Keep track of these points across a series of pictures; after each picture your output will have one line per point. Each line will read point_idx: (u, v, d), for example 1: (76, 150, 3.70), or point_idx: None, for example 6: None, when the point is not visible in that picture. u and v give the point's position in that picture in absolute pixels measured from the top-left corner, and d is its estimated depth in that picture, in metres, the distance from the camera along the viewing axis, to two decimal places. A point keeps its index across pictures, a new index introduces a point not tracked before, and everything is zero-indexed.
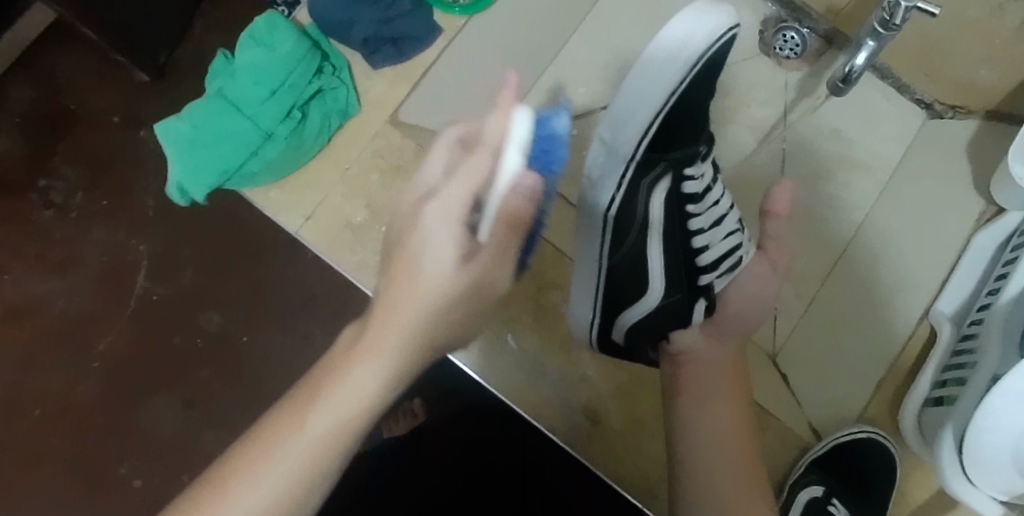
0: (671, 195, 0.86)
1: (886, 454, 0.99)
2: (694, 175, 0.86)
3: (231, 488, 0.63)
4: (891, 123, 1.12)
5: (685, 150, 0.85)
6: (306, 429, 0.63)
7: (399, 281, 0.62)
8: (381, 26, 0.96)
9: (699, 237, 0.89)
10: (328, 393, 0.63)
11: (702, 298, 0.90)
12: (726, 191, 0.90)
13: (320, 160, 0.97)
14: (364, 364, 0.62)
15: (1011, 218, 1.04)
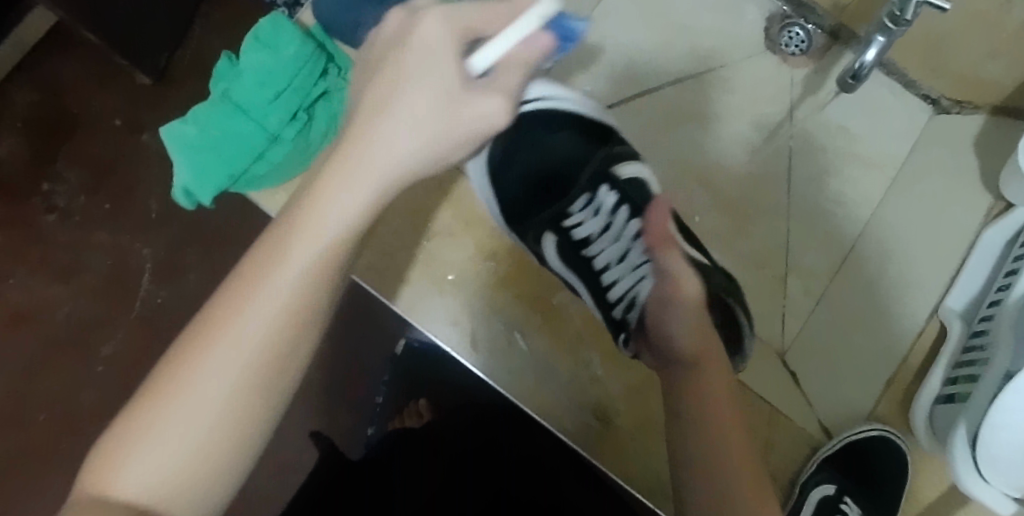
0: (560, 246, 0.94)
1: (899, 451, 0.98)
2: (571, 221, 0.93)
3: (146, 433, 0.57)
4: (897, 120, 1.13)
5: (555, 196, 0.94)
6: (224, 365, 0.58)
7: (323, 186, 0.58)
8: (387, 26, 0.92)
9: (606, 272, 0.94)
10: (236, 321, 0.58)
11: (623, 332, 0.94)
12: (628, 222, 0.93)
13: None
14: (295, 245, 0.57)
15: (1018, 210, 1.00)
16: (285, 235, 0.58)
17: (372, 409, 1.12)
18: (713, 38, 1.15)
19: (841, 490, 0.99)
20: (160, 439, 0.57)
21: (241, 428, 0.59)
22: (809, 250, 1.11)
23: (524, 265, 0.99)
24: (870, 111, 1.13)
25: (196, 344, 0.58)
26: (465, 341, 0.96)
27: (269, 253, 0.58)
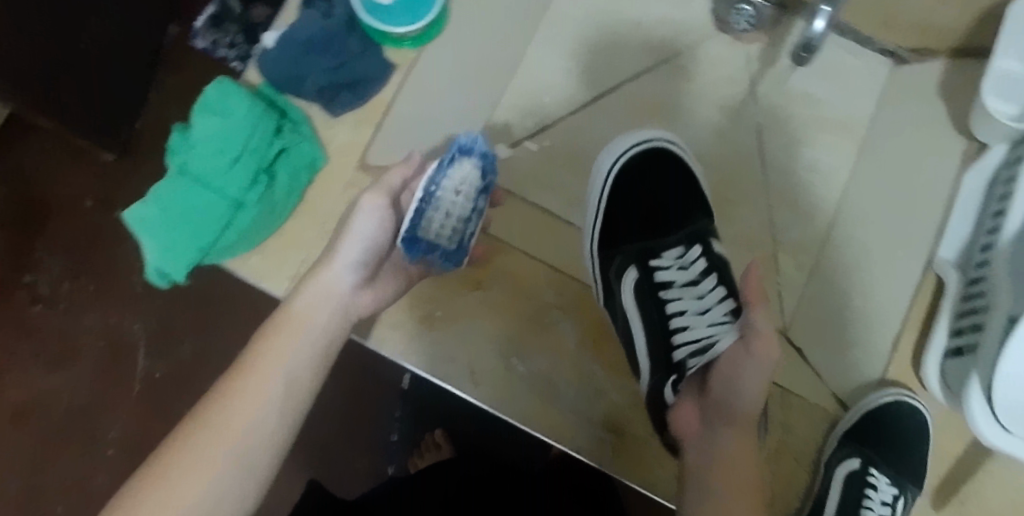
0: (640, 283, 0.99)
1: (918, 412, 0.96)
2: (659, 261, 1.00)
3: (148, 500, 0.71)
4: (858, 80, 1.15)
5: (661, 243, 1.01)
6: (202, 454, 0.72)
7: (302, 318, 0.78)
8: (333, 73, 0.96)
9: (677, 317, 0.97)
10: (227, 418, 0.74)
11: (674, 373, 0.93)
12: (707, 279, 0.98)
13: (295, 219, 0.95)
14: (284, 342, 0.77)
15: (997, 152, 0.99)
16: (273, 344, 0.76)
17: (389, 449, 1.28)
18: (663, 28, 1.15)
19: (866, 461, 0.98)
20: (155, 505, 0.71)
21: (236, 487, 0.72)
22: (789, 219, 1.12)
23: (514, 288, 0.98)
24: (829, 73, 1.15)
25: (184, 435, 0.73)
26: (465, 373, 0.94)
27: (268, 343, 0.76)
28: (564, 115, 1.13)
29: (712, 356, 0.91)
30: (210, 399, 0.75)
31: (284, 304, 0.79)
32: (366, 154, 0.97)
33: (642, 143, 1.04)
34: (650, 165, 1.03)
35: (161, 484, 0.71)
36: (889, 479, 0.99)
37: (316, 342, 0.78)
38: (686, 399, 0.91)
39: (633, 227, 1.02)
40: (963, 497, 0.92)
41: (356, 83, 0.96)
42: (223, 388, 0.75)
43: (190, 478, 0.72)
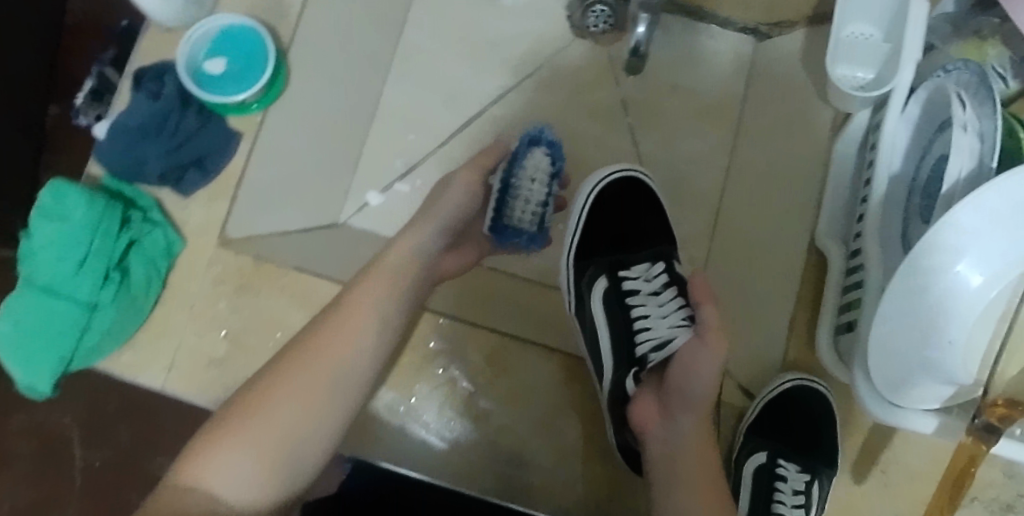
0: (609, 290, 0.96)
1: (818, 395, 0.94)
2: (627, 272, 0.97)
3: (216, 454, 0.69)
4: (725, 65, 1.11)
5: (630, 258, 0.98)
6: (300, 374, 0.72)
7: (377, 268, 0.78)
8: (174, 153, 0.92)
9: (640, 320, 0.93)
10: (333, 333, 0.74)
11: (635, 366, 0.91)
12: (668, 291, 0.95)
13: (162, 308, 0.93)
14: (371, 291, 0.77)
15: (861, 117, 0.96)
16: (367, 287, 0.77)
17: None
18: (521, 41, 1.11)
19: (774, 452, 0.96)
20: (238, 448, 0.69)
21: (286, 442, 0.70)
22: (679, 214, 1.09)
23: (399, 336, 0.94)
24: (696, 61, 1.12)
25: (305, 350, 0.73)
26: (359, 433, 0.91)
27: (381, 279, 0.78)
28: (434, 147, 1.08)
29: (672, 350, 0.89)
30: (303, 334, 0.75)
31: (379, 250, 0.81)
32: (224, 231, 0.94)
33: (607, 174, 1.00)
34: (622, 192, 1.00)
35: (265, 415, 0.70)
36: (799, 469, 0.95)
37: (405, 276, 0.79)
38: (645, 393, 0.89)
39: (602, 238, 0.99)
40: (883, 466, 0.88)
41: (204, 159, 0.94)
42: (304, 329, 0.76)
43: (289, 406, 0.71)
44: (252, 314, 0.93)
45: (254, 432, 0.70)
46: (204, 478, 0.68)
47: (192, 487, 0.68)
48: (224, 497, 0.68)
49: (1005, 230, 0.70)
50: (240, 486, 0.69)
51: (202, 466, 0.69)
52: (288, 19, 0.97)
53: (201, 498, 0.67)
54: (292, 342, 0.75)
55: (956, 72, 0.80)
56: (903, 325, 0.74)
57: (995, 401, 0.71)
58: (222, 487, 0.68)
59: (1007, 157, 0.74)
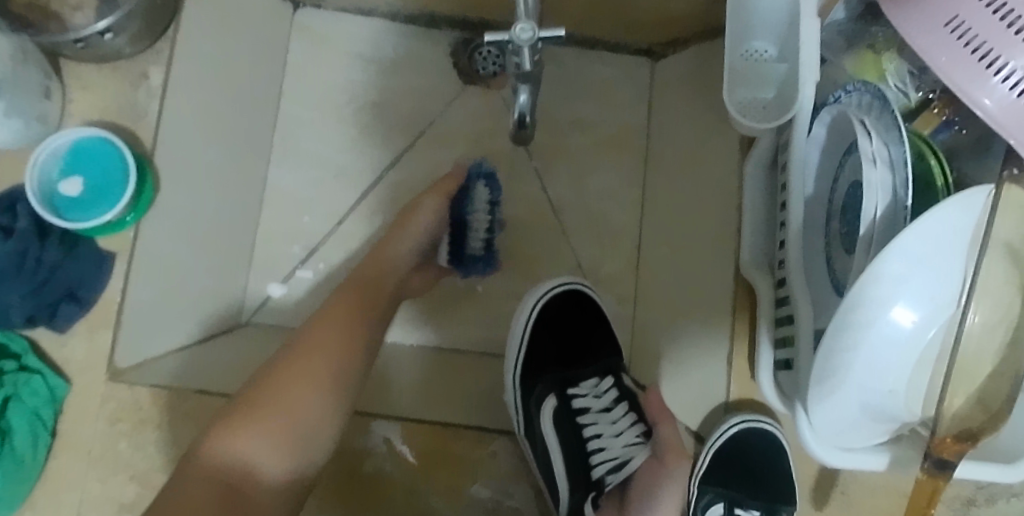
0: (560, 409, 0.97)
1: (766, 436, 0.90)
2: (576, 390, 0.99)
3: (241, 440, 0.73)
4: (624, 92, 1.08)
5: (580, 375, 1.00)
6: (316, 365, 0.77)
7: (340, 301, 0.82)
8: (41, 290, 0.86)
9: (593, 439, 0.97)
10: (324, 335, 0.79)
11: (593, 490, 0.93)
12: (619, 407, 0.97)
13: (56, 459, 0.84)
14: (347, 307, 0.83)
15: (765, 137, 0.89)
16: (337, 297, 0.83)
17: None
18: (410, 96, 1.05)
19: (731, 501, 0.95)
20: (259, 444, 0.74)
21: (269, 451, 0.74)
22: (593, 255, 1.06)
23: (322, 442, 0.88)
24: (590, 93, 1.08)
25: (301, 356, 0.77)
26: None
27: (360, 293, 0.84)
28: (333, 226, 1.04)
29: (629, 473, 0.93)
30: (306, 328, 0.80)
31: (359, 266, 0.89)
32: (112, 362, 0.86)
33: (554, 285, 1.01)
34: (565, 306, 1.01)
35: (284, 404, 0.75)
36: (758, 513, 0.94)
37: (369, 301, 0.84)
38: (606, 512, 0.91)
39: (549, 353, 1.01)
40: (843, 487, 0.86)
41: (76, 290, 0.87)
42: (303, 329, 0.80)
43: (311, 395, 0.76)
44: (157, 450, 0.85)
45: (276, 424, 0.74)
46: (233, 467, 0.72)
47: (212, 479, 0.71)
48: (248, 486, 0.72)
49: (932, 269, 0.67)
50: (269, 479, 0.73)
51: (225, 455, 0.72)
52: (147, 118, 0.90)
53: (218, 490, 0.71)
54: (298, 337, 0.79)
55: (856, 94, 0.79)
56: (840, 368, 0.70)
57: (942, 438, 0.66)
58: (252, 477, 0.73)
59: (923, 186, 0.73)
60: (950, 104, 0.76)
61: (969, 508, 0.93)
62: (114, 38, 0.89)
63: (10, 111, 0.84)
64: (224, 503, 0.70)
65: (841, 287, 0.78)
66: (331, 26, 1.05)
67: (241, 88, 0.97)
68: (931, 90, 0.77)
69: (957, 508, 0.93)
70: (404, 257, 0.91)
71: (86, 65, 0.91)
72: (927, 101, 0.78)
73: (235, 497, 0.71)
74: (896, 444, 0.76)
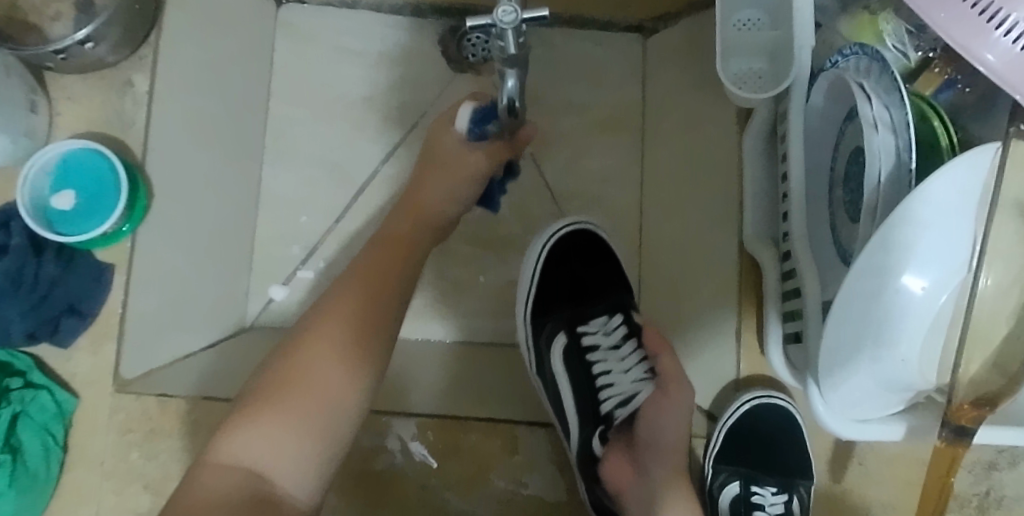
0: (570, 346, 0.95)
1: (776, 407, 0.90)
2: (587, 327, 0.96)
3: (260, 436, 0.67)
4: (617, 70, 1.06)
5: (591, 311, 0.97)
6: (341, 334, 0.71)
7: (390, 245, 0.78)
8: (39, 307, 0.87)
9: (603, 375, 0.95)
10: (346, 300, 0.73)
11: (603, 424, 0.92)
12: (628, 343, 0.95)
13: (69, 475, 0.84)
14: (370, 265, 0.76)
15: (761, 109, 0.88)
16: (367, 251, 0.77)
17: None
18: (400, 85, 1.03)
19: (747, 480, 0.93)
20: (282, 429, 0.68)
21: (289, 449, 0.68)
22: None
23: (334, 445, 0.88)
24: (583, 73, 1.06)
25: (322, 325, 0.72)
26: None
27: (386, 251, 0.78)
28: (331, 224, 1.02)
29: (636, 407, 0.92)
30: (328, 297, 0.74)
31: (385, 226, 0.81)
32: (118, 374, 0.86)
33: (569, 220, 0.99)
34: (574, 246, 0.99)
35: (308, 384, 0.69)
36: (775, 489, 0.92)
37: (402, 253, 0.78)
38: (616, 450, 0.90)
39: (558, 291, 0.98)
40: (860, 458, 0.86)
41: (77, 305, 0.87)
42: (322, 302, 0.74)
43: (337, 369, 0.70)
44: (168, 460, 0.85)
45: (301, 408, 0.69)
46: (258, 459, 0.67)
47: (233, 467, 0.66)
48: (274, 478, 0.67)
49: (939, 230, 0.65)
50: (294, 472, 0.67)
51: (246, 441, 0.67)
52: (135, 127, 0.91)
53: (241, 479, 0.66)
54: (317, 310, 0.73)
55: (853, 58, 0.75)
56: (852, 332, 0.69)
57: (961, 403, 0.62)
58: (275, 467, 0.67)
59: (926, 148, 0.70)
60: (950, 62, 0.73)
61: (992, 472, 0.91)
62: (97, 47, 0.90)
63: None
64: (250, 497, 0.65)
65: (847, 255, 0.76)
66: (316, 23, 1.03)
67: (229, 90, 0.95)
68: (931, 49, 0.74)
69: (979, 473, 0.92)
70: (442, 204, 0.83)
71: (70, 76, 0.91)
72: (928, 61, 0.75)
73: (255, 493, 0.65)
74: (913, 412, 0.75)
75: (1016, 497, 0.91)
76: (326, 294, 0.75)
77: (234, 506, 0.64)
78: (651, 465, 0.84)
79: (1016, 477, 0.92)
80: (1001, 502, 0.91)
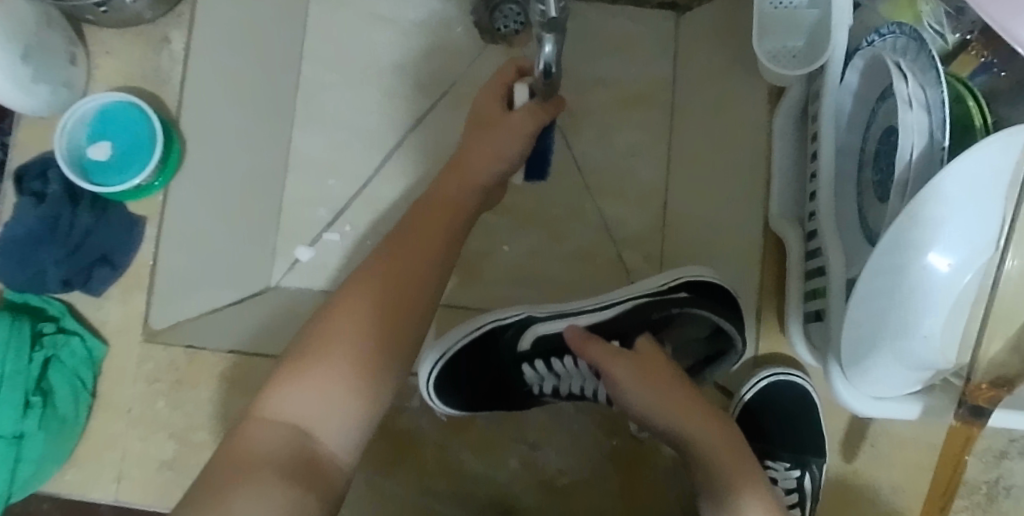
0: (531, 400, 0.90)
1: (796, 386, 0.90)
2: (530, 381, 0.90)
3: (306, 387, 0.67)
4: (649, 46, 1.05)
5: (516, 379, 0.90)
6: (391, 288, 0.72)
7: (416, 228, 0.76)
8: (72, 257, 0.88)
9: (580, 392, 0.90)
10: (394, 269, 0.73)
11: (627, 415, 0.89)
12: (561, 361, 0.89)
13: (96, 421, 0.86)
14: (428, 216, 0.77)
15: (794, 90, 0.90)
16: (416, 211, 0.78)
17: None
18: (430, 50, 1.02)
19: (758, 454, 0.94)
20: (329, 379, 0.67)
21: (348, 398, 0.68)
22: (624, 214, 1.02)
23: None
24: (614, 46, 1.05)
25: (370, 282, 0.72)
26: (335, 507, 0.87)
27: (440, 203, 0.79)
28: (358, 189, 1.00)
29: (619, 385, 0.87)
30: (375, 254, 0.74)
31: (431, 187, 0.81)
32: (147, 324, 0.89)
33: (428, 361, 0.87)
34: (458, 368, 0.88)
35: (355, 334, 0.69)
36: (789, 465, 0.91)
37: (442, 221, 0.77)
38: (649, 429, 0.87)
39: (475, 402, 0.88)
40: (873, 440, 0.88)
41: (110, 255, 0.89)
42: (368, 261, 0.74)
43: (381, 327, 0.70)
44: (195, 410, 0.87)
45: (342, 355, 0.68)
46: (305, 416, 0.67)
47: (279, 421, 0.66)
48: (318, 436, 0.66)
49: (978, 206, 0.65)
50: (340, 432, 0.67)
51: (293, 392, 0.67)
52: (170, 84, 0.93)
53: (292, 434, 0.66)
54: (366, 264, 0.74)
55: (891, 37, 0.75)
56: (894, 300, 0.69)
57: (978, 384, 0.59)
58: (315, 420, 0.67)
59: (958, 128, 0.70)
60: (988, 44, 0.73)
61: (1001, 460, 0.92)
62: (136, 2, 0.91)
63: (35, 77, 0.85)
64: (297, 450, 0.65)
65: (873, 235, 0.77)
66: None
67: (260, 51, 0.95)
68: (969, 32, 0.73)
69: (989, 460, 0.92)
70: (486, 173, 0.81)
71: (107, 30, 0.94)
72: (964, 43, 0.74)
73: (306, 449, 0.65)
74: (929, 394, 0.74)
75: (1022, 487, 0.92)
76: (385, 243, 0.75)
77: (283, 462, 0.64)
78: (684, 427, 0.75)
79: None
80: (1009, 491, 0.92)
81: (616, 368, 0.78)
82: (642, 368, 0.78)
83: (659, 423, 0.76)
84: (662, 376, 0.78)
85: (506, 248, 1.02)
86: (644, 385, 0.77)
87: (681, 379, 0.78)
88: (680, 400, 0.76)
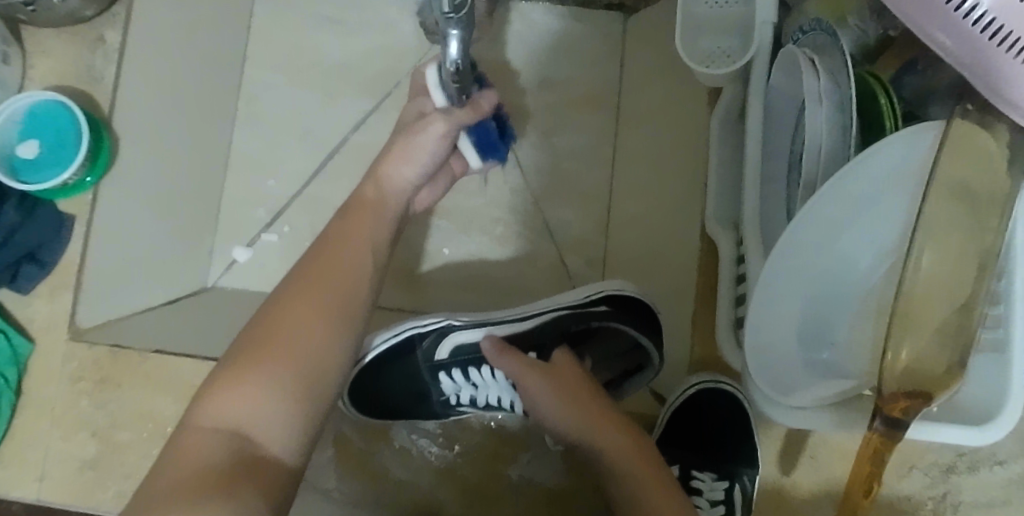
0: (445, 409, 0.89)
1: (726, 393, 0.88)
2: (444, 390, 0.88)
3: (242, 391, 0.62)
4: (597, 48, 1.03)
5: (431, 388, 0.88)
6: (327, 287, 0.67)
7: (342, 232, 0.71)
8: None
9: (494, 403, 0.88)
10: (329, 270, 0.69)
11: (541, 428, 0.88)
12: (476, 371, 0.87)
13: (19, 419, 0.86)
14: (354, 219, 0.73)
15: (729, 92, 0.87)
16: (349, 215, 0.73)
17: None
18: (373, 51, 1.01)
19: (684, 464, 0.90)
20: (265, 382, 0.62)
21: (287, 401, 0.62)
22: (567, 217, 1.00)
23: None
24: (560, 48, 1.03)
25: (308, 283, 0.67)
26: None
27: (366, 205, 0.75)
28: (299, 190, 1.00)
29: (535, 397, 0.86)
30: (310, 257, 0.70)
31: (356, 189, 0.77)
32: (73, 323, 0.88)
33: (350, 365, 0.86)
34: (374, 374, 0.87)
35: (294, 335, 0.65)
36: (715, 476, 0.87)
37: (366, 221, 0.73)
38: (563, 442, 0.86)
39: (388, 410, 0.88)
40: (812, 451, 0.85)
41: (36, 252, 0.90)
42: (302, 264, 0.70)
43: (321, 327, 0.66)
44: (119, 409, 0.87)
45: (281, 357, 0.63)
46: (242, 423, 0.61)
47: (214, 430, 0.61)
48: (259, 443, 0.61)
49: (876, 209, 0.66)
50: (280, 438, 0.61)
51: (228, 397, 0.62)
52: (104, 82, 0.94)
53: (228, 443, 0.60)
54: (301, 267, 0.70)
55: (811, 34, 0.73)
56: (795, 308, 0.68)
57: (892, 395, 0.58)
58: (252, 425, 0.61)
59: (869, 126, 0.69)
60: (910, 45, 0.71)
61: (948, 475, 0.87)
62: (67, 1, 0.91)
63: None
64: (231, 459, 0.59)
65: None
66: None
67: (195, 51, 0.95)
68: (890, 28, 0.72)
69: (936, 476, 0.87)
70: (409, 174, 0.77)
71: (44, 30, 0.94)
72: (885, 39, 0.73)
73: (241, 457, 0.59)
74: None
75: (971, 504, 0.86)
76: (318, 245, 0.71)
77: (216, 472, 0.58)
78: (597, 444, 0.77)
79: (975, 483, 0.87)
80: (957, 508, 0.86)
81: (530, 381, 0.80)
82: (559, 382, 0.80)
83: (578, 437, 0.78)
84: (574, 385, 0.80)
85: (446, 251, 1.00)
86: (556, 395, 0.79)
87: (599, 395, 0.80)
88: (595, 417, 0.78)
